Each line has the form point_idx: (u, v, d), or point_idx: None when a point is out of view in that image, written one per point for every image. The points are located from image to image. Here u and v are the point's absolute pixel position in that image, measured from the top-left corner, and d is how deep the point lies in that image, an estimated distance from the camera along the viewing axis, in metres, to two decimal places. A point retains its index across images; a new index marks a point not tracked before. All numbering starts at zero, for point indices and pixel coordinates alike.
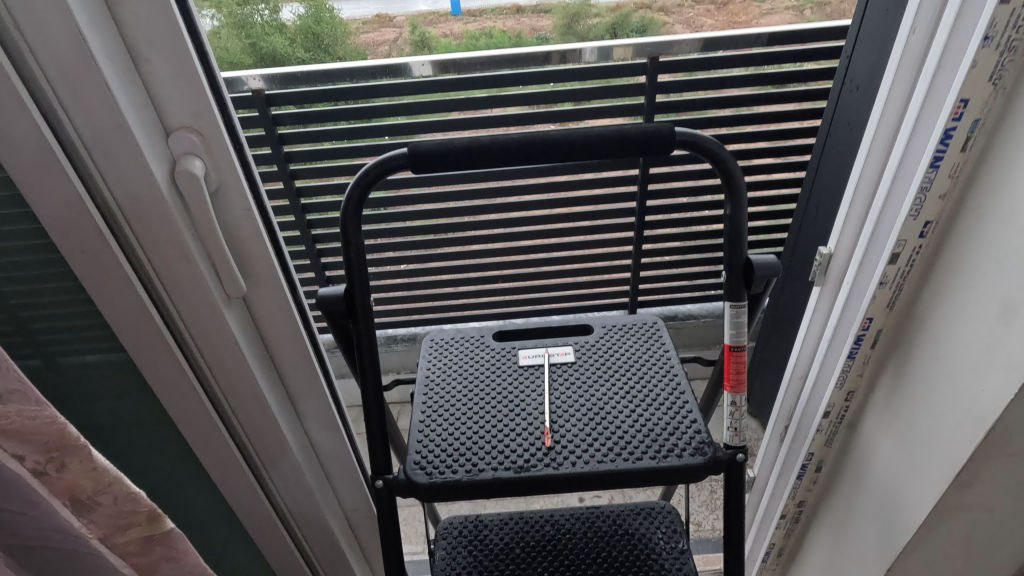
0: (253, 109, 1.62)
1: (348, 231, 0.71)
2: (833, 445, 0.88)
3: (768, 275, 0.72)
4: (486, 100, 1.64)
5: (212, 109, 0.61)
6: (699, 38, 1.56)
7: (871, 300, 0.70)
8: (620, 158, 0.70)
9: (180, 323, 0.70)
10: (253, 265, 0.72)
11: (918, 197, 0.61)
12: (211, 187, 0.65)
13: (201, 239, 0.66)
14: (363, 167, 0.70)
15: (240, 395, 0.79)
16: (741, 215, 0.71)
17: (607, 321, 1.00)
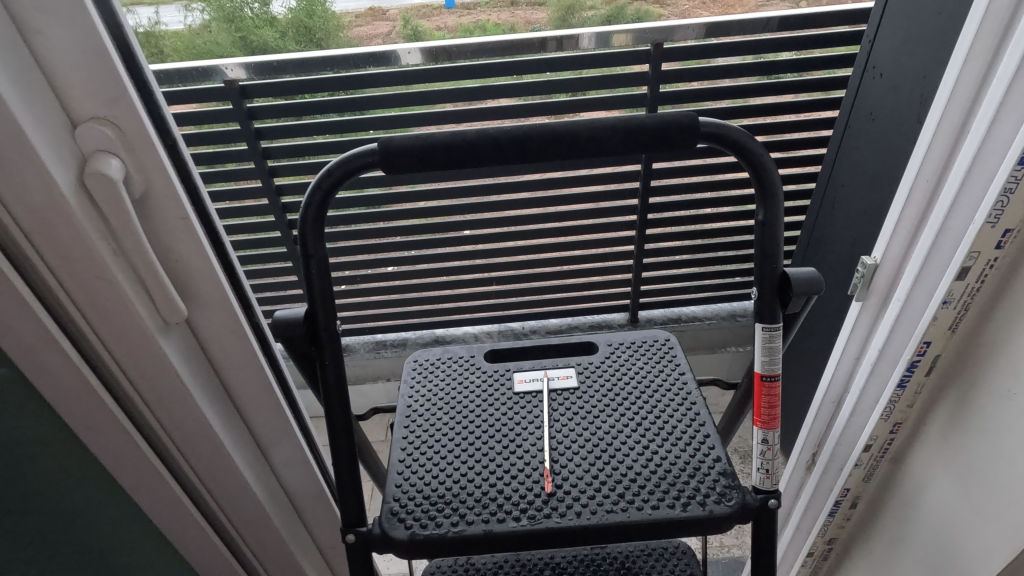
0: (226, 101, 1.50)
1: (308, 241, 0.59)
2: (873, 480, 0.78)
3: (807, 292, 0.61)
4: (478, 91, 1.52)
5: (129, 95, 0.49)
6: (701, 23, 1.44)
7: (931, 321, 0.60)
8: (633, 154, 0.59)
9: (106, 355, 0.58)
10: (195, 283, 0.60)
11: (999, 200, 0.50)
12: (135, 193, 0.53)
13: (124, 253, 0.54)
14: (325, 166, 0.59)
15: (187, 435, 0.67)
16: (777, 221, 0.60)
17: (613, 338, 0.88)
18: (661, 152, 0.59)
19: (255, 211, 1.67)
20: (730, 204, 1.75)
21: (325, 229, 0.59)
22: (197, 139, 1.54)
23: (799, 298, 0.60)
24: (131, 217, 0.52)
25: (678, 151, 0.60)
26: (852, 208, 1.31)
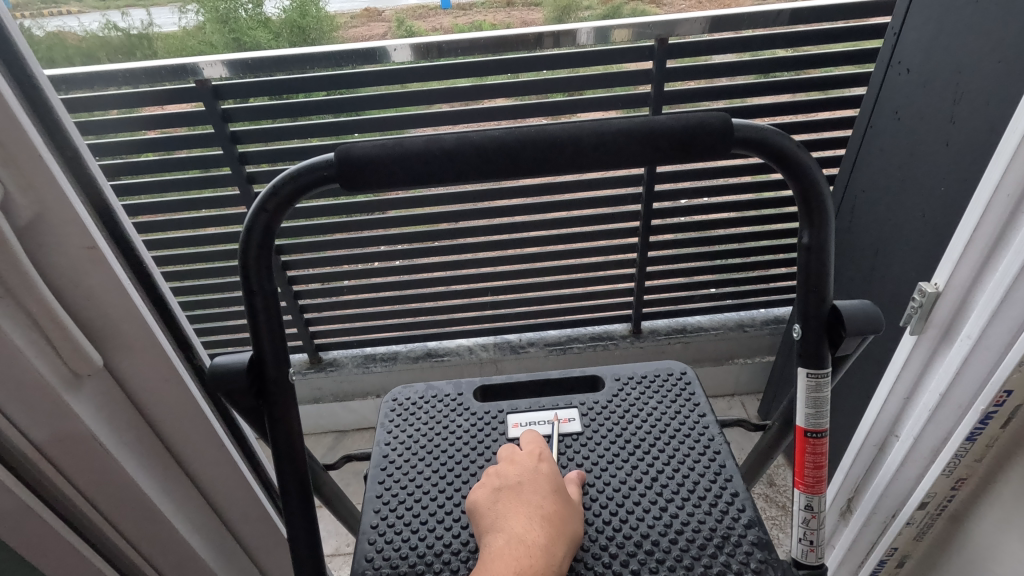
0: (198, 102, 1.37)
1: (248, 274, 0.48)
2: (924, 539, 0.67)
3: (866, 332, 0.49)
4: (470, 90, 1.41)
5: (6, 94, 0.38)
6: (706, 16, 1.34)
7: (1016, 368, 0.49)
8: (651, 165, 0.48)
9: (2, 419, 0.46)
10: (112, 322, 0.49)
11: None
12: (21, 217, 0.42)
13: (12, 294, 0.43)
14: (270, 183, 0.48)
15: (119, 504, 0.56)
16: (828, 246, 0.49)
17: (620, 371, 0.77)
18: (688, 162, 0.48)
19: (232, 219, 1.55)
20: (739, 210, 1.65)
21: (273, 259, 0.48)
22: (167, 144, 1.42)
23: (852, 340, 0.50)
24: (15, 250, 0.41)
25: (709, 159, 0.49)
26: (875, 216, 1.20)
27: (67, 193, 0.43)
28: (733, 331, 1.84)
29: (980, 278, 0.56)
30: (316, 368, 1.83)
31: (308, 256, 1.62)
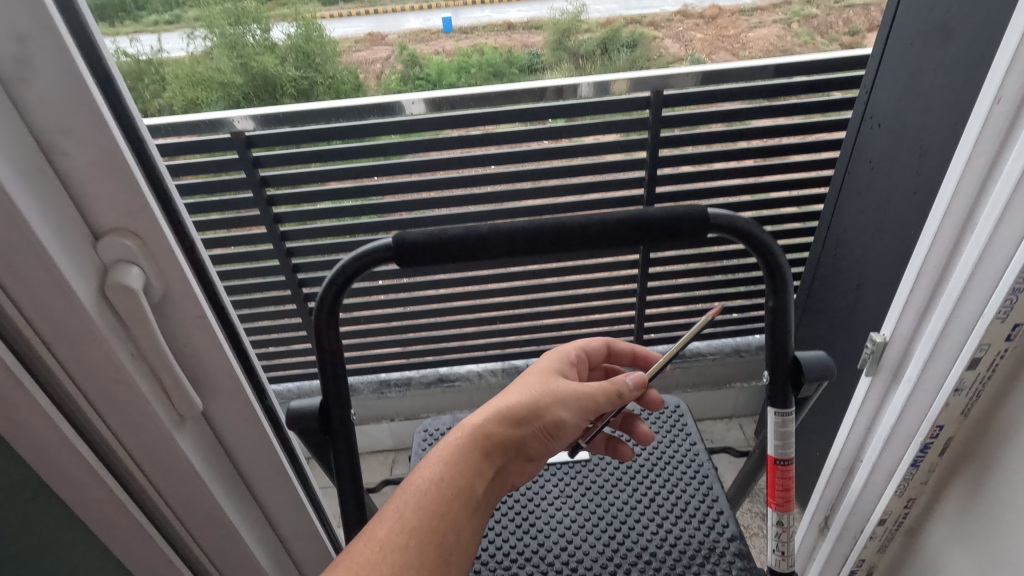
0: (232, 151, 1.50)
1: (321, 336, 0.60)
2: (887, 550, 0.78)
3: (819, 377, 0.61)
4: (481, 136, 1.53)
5: (152, 209, 0.50)
6: (697, 71, 1.47)
7: (943, 408, 0.60)
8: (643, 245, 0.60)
9: (124, 454, 0.58)
10: (210, 376, 0.61)
11: (1007, 299, 0.51)
12: (154, 297, 0.54)
13: (142, 355, 0.55)
14: (337, 263, 0.59)
15: (202, 522, 0.67)
16: (788, 309, 0.61)
17: (623, 405, 0.88)
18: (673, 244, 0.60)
19: (258, 256, 1.66)
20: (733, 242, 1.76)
21: (338, 324, 0.60)
22: (200, 188, 1.54)
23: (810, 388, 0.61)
24: (152, 324, 0.53)
25: (689, 240, 0.61)
26: (859, 254, 1.31)
27: (189, 279, 0.54)
28: (730, 356, 1.94)
29: (919, 328, 0.66)
30: None
31: None
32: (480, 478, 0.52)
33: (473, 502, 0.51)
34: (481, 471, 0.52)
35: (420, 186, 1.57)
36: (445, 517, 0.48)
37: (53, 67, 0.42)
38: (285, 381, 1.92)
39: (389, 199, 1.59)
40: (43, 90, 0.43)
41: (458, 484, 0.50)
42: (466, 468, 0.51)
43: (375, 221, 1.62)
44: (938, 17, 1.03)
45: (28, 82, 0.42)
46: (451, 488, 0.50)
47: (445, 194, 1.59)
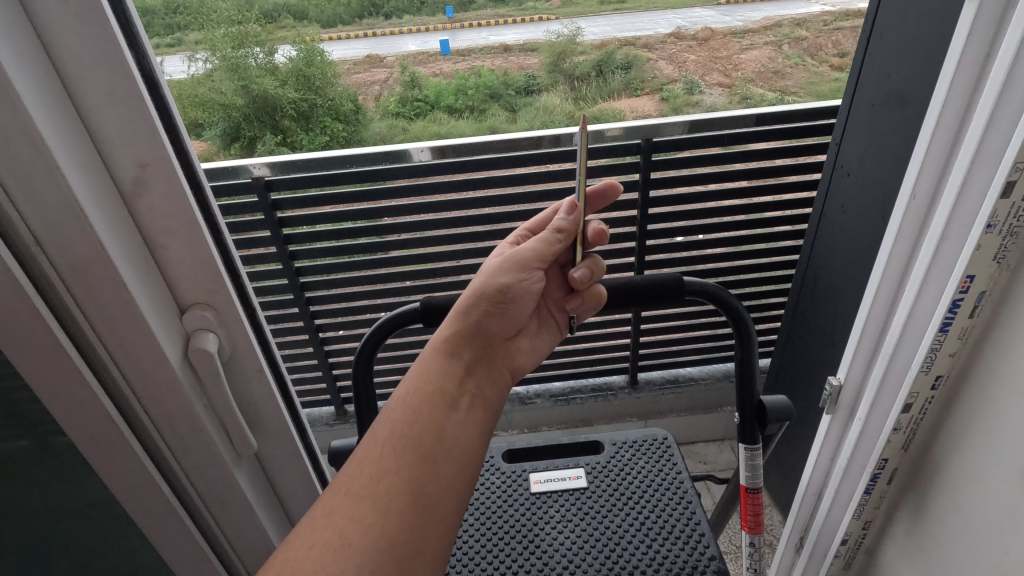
0: (252, 194, 1.59)
1: (359, 381, 0.80)
2: (852, 568, 0.87)
3: (781, 418, 0.72)
4: (485, 179, 1.63)
5: (227, 286, 0.61)
6: (685, 120, 1.59)
7: (886, 444, 0.70)
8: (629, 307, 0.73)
9: (192, 488, 0.68)
10: (264, 421, 0.71)
11: (928, 357, 0.62)
12: (224, 355, 0.64)
13: (212, 407, 0.65)
14: (376, 321, 0.75)
15: (248, 545, 0.76)
16: (753, 357, 0.72)
17: (616, 437, 0.98)
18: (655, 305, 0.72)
19: (272, 291, 1.74)
20: (725, 276, 1.83)
21: (372, 370, 0.80)
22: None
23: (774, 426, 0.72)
24: (223, 381, 0.63)
25: (670, 301, 0.73)
26: (834, 287, 1.43)
27: (251, 341, 0.65)
28: (720, 381, 2.05)
29: (866, 375, 0.76)
30: (341, 420, 2.00)
31: (339, 320, 1.81)
32: (448, 377, 0.61)
33: (446, 398, 0.59)
34: (447, 367, 0.62)
35: (428, 225, 1.67)
36: (421, 412, 0.57)
37: (160, 182, 0.54)
38: None
39: (396, 237, 1.69)
40: (151, 199, 0.54)
41: (427, 385, 0.59)
42: (429, 371, 0.61)
43: (384, 258, 1.71)
44: (894, 83, 1.15)
45: (141, 194, 0.54)
46: (421, 391, 0.59)
47: (451, 231, 1.70)
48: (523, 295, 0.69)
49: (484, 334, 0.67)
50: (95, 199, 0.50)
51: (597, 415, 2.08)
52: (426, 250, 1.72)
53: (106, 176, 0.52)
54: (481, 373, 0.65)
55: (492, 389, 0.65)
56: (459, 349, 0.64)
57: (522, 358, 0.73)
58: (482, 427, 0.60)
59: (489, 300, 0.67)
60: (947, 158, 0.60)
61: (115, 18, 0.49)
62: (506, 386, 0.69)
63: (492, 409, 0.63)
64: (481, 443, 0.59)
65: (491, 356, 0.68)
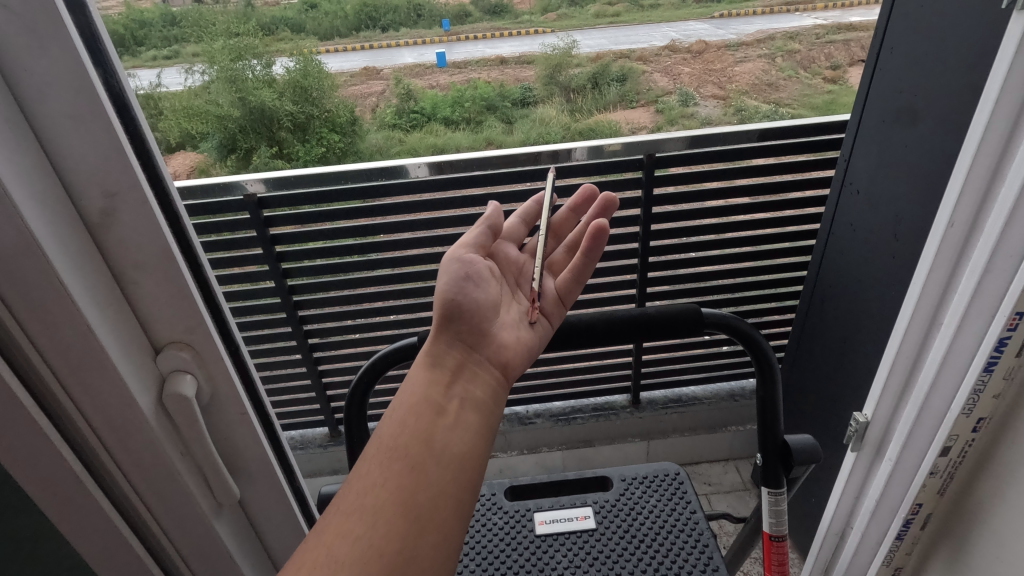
0: (244, 212, 1.53)
1: (352, 415, 0.78)
2: None
3: (807, 461, 0.67)
4: (484, 195, 1.58)
5: (207, 322, 0.56)
6: (685, 135, 1.56)
7: (921, 488, 0.65)
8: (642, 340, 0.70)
9: (167, 542, 0.62)
10: (248, 465, 0.66)
11: (970, 397, 0.57)
12: (203, 397, 0.59)
13: (190, 454, 0.59)
14: (372, 355, 0.75)
15: None
16: (775, 394, 0.68)
17: (626, 472, 0.94)
18: (673, 340, 0.70)
19: (264, 310, 1.67)
20: (729, 294, 1.78)
21: (366, 404, 0.79)
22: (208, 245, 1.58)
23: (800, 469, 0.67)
24: (200, 426, 0.58)
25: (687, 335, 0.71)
26: (843, 308, 1.36)
27: (233, 380, 0.60)
28: (724, 400, 1.99)
29: (897, 412, 0.71)
30: (335, 442, 1.92)
31: (334, 339, 1.75)
32: (434, 386, 0.57)
33: (433, 406, 0.55)
34: (430, 375, 0.58)
35: (426, 242, 1.61)
36: (406, 422, 0.53)
37: (133, 212, 0.49)
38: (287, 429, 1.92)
39: (391, 254, 1.63)
40: (122, 232, 0.49)
41: (411, 396, 0.55)
42: (413, 384, 0.57)
43: (381, 276, 1.66)
44: (905, 99, 1.09)
45: (110, 226, 0.49)
46: (405, 404, 0.55)
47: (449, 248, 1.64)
48: (466, 281, 0.66)
49: (458, 335, 0.63)
50: (56, 233, 0.45)
51: (598, 435, 2.01)
52: (423, 267, 1.66)
53: (69, 207, 0.47)
54: (471, 375, 0.60)
55: (484, 389, 0.59)
56: (439, 356, 0.60)
57: (517, 353, 0.66)
58: (479, 430, 0.55)
59: (443, 305, 0.64)
60: (989, 185, 0.56)
61: (78, 32, 0.44)
62: (506, 384, 0.63)
63: (490, 410, 0.58)
64: (479, 446, 0.54)
65: (478, 356, 0.63)
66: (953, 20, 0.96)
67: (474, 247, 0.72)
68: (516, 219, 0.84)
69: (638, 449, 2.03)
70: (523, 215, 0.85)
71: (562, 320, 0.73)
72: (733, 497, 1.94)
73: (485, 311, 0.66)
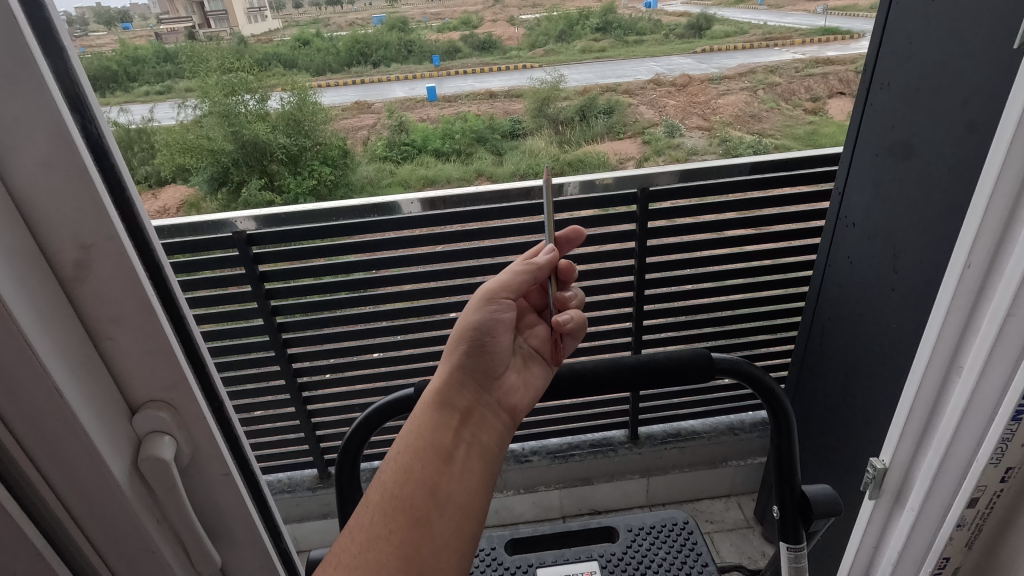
0: (232, 250, 1.50)
1: (342, 473, 0.74)
2: None
3: (828, 513, 0.71)
4: (476, 230, 1.55)
5: (189, 379, 0.53)
6: (675, 169, 1.55)
7: (948, 541, 0.62)
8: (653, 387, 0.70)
9: None
10: (229, 529, 0.61)
11: (1000, 446, 0.55)
12: (183, 460, 0.55)
13: (167, 522, 0.55)
14: (373, 404, 0.72)
15: None
16: (789, 440, 0.72)
17: (632, 523, 1.00)
18: (683, 386, 0.71)
19: (251, 348, 1.62)
20: (726, 325, 1.75)
21: (360, 458, 0.74)
22: (194, 282, 1.54)
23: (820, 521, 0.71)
24: (181, 492, 0.54)
25: (699, 380, 0.71)
26: (841, 341, 1.33)
27: (216, 439, 0.56)
28: (724, 435, 1.92)
29: (915, 460, 0.68)
30: (324, 484, 1.83)
31: (324, 377, 1.69)
32: (443, 430, 0.54)
33: (440, 452, 0.52)
34: (439, 417, 0.55)
35: (419, 277, 1.59)
36: (412, 469, 0.50)
37: (109, 266, 0.46)
38: (274, 471, 1.84)
39: (384, 290, 1.60)
40: (98, 286, 0.46)
41: (417, 439, 0.52)
42: (419, 426, 0.53)
43: (374, 311, 1.62)
44: (898, 134, 1.08)
45: (84, 280, 0.45)
46: (410, 447, 0.51)
47: (442, 282, 1.61)
48: (495, 330, 0.64)
49: (472, 377, 0.62)
50: (25, 291, 0.42)
51: (597, 473, 1.94)
52: (415, 302, 1.62)
53: (40, 261, 0.43)
54: (481, 418, 0.59)
55: (493, 434, 0.58)
56: (452, 397, 0.58)
57: (520, 398, 0.66)
58: (482, 478, 0.53)
59: (466, 346, 0.62)
60: (1005, 226, 0.54)
61: (56, 78, 0.42)
62: (507, 426, 0.62)
63: (493, 457, 0.56)
64: (482, 496, 0.52)
65: (486, 398, 0.62)
66: (944, 58, 0.96)
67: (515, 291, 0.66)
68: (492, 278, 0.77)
69: (638, 486, 1.96)
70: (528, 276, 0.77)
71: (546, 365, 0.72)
72: (736, 536, 1.87)
73: (501, 355, 0.65)
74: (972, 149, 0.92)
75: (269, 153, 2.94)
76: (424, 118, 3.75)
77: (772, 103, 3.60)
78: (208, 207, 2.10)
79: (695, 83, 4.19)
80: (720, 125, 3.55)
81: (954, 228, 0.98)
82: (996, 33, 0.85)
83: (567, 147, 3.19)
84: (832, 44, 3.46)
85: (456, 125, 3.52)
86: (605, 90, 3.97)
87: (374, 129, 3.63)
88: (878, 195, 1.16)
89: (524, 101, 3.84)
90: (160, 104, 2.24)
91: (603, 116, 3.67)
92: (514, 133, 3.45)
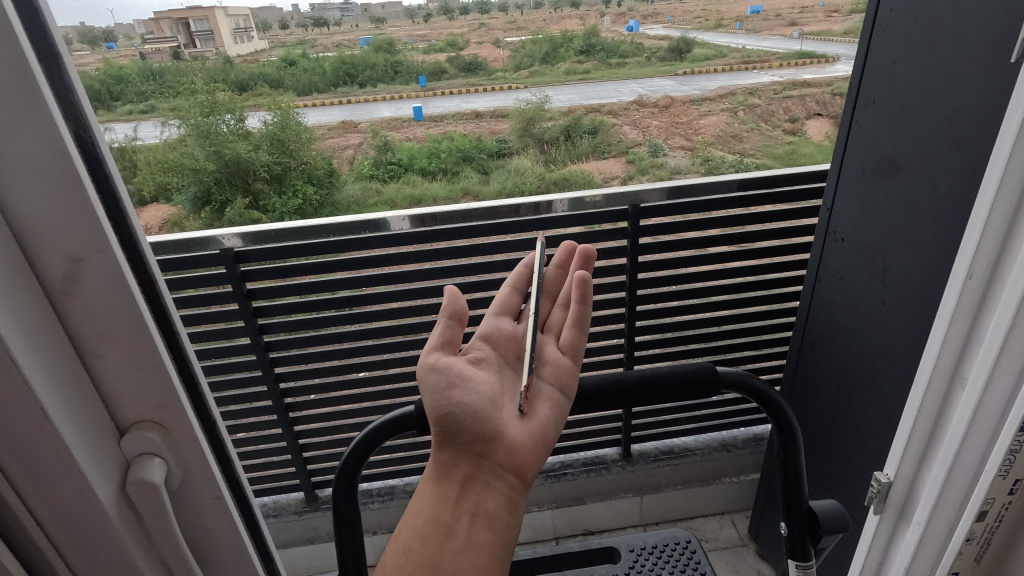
0: (219, 267, 1.46)
1: (339, 496, 0.71)
2: None
3: (835, 530, 0.71)
4: (466, 248, 1.54)
5: (180, 398, 0.50)
6: (665, 186, 1.54)
7: (956, 556, 0.61)
8: (654, 402, 0.69)
9: None
10: (218, 555, 0.58)
11: (1006, 458, 0.54)
12: (172, 482, 0.52)
13: (155, 549, 0.52)
14: (374, 422, 0.70)
15: None
16: (794, 453, 0.71)
17: (634, 542, 1.00)
18: (685, 400, 0.70)
19: (236, 368, 1.58)
20: (717, 342, 1.76)
21: (357, 480, 0.71)
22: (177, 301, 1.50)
23: (827, 537, 0.70)
24: (171, 518, 0.51)
25: (703, 395, 0.71)
26: (834, 356, 1.33)
27: (208, 461, 0.54)
28: (717, 452, 1.91)
29: (920, 472, 0.67)
30: (311, 508, 1.79)
31: (310, 398, 1.66)
32: (441, 504, 0.56)
33: (440, 528, 0.54)
34: (437, 491, 0.57)
35: (408, 295, 1.57)
36: (413, 549, 0.53)
37: (99, 284, 0.44)
38: (258, 496, 1.78)
39: (373, 308, 1.58)
40: (87, 301, 0.44)
41: (418, 517, 0.55)
42: (420, 503, 0.56)
43: (362, 329, 1.59)
44: (884, 150, 1.10)
45: (73, 296, 0.43)
46: (413, 526, 0.55)
47: (432, 299, 1.59)
48: (450, 389, 0.61)
49: (462, 445, 0.59)
50: (14, 303, 0.40)
51: (590, 492, 1.91)
52: (404, 320, 1.60)
53: (27, 273, 0.41)
54: (484, 483, 0.58)
55: (496, 500, 0.57)
56: (446, 470, 0.58)
57: (530, 451, 0.62)
58: (492, 548, 0.54)
59: (436, 423, 0.60)
60: (1006, 236, 0.55)
61: (50, 85, 0.40)
62: (522, 488, 0.60)
63: (502, 522, 0.56)
64: (491, 568, 0.53)
65: (488, 463, 0.59)
66: (928, 79, 0.98)
67: (443, 347, 0.65)
68: (508, 288, 0.80)
69: (631, 505, 1.94)
70: (512, 280, 0.80)
71: (576, 387, 0.70)
72: (731, 554, 1.85)
73: (484, 412, 0.61)
74: (956, 165, 0.94)
75: (252, 172, 2.88)
76: (410, 138, 3.78)
77: (752, 124, 3.68)
78: (191, 226, 2.06)
79: (677, 104, 4.32)
80: (703, 144, 3.63)
81: (942, 244, 1.00)
82: (986, 51, 0.86)
83: (553, 166, 3.29)
84: (808, 67, 3.57)
85: (443, 144, 3.55)
86: (588, 111, 4.05)
87: (360, 148, 3.64)
88: (867, 211, 1.18)
89: (509, 121, 3.91)
90: (143, 123, 2.15)
91: (589, 136, 3.75)
92: (500, 152, 3.52)
